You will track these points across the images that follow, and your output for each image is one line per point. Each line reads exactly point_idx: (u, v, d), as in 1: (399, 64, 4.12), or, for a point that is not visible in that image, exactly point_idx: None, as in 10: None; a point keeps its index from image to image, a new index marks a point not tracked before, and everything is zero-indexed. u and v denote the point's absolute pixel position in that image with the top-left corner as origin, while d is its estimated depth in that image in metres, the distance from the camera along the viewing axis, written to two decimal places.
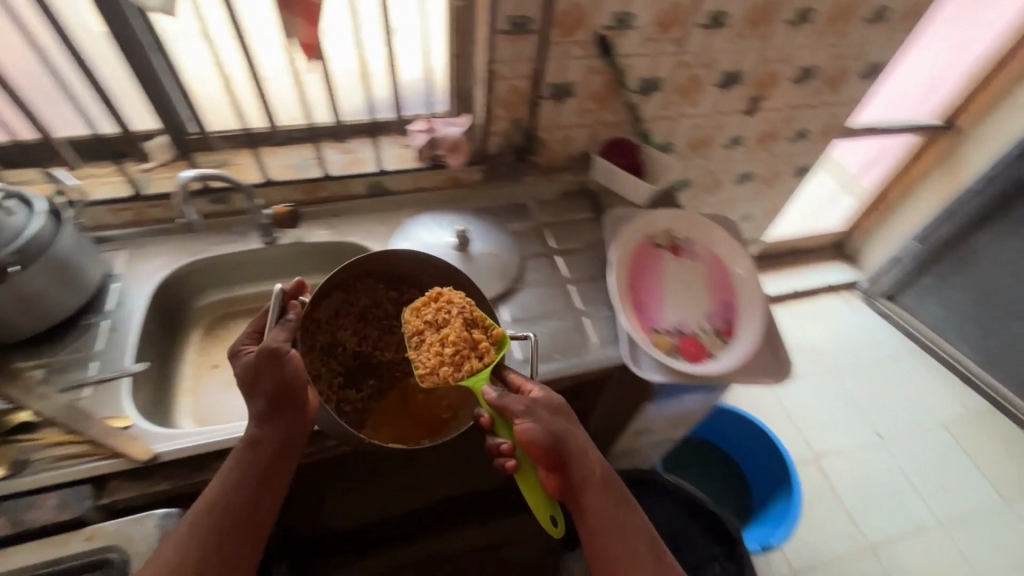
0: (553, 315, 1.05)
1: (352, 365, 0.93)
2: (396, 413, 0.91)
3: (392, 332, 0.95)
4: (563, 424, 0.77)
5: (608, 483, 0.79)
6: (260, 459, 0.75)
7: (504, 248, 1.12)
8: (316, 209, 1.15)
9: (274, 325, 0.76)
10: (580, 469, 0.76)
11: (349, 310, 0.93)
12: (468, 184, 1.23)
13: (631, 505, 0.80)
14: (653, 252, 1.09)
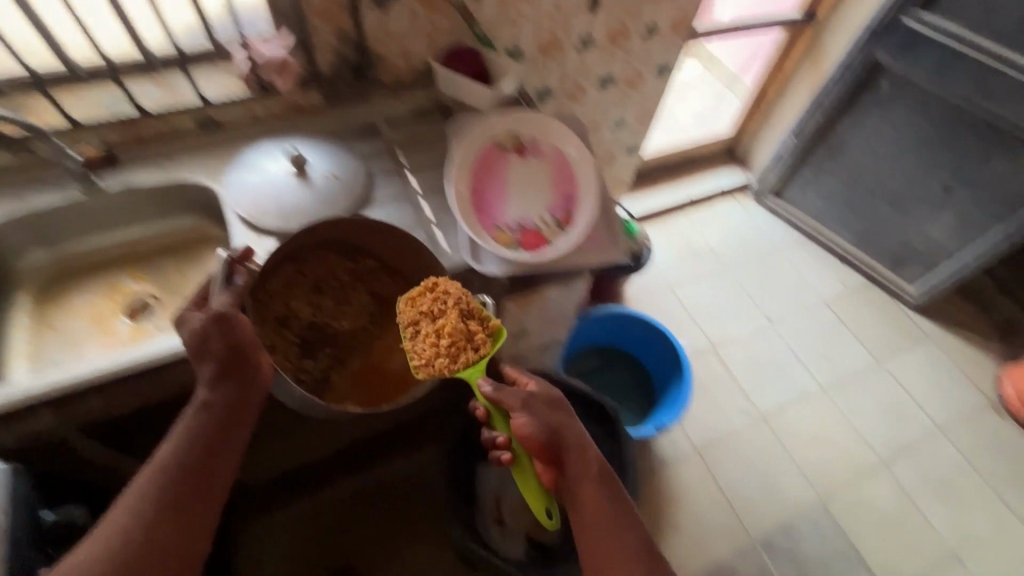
0: (402, 229, 1.05)
1: (308, 334, 1.00)
2: (351, 377, 0.98)
3: (346, 301, 1.03)
4: (563, 416, 0.90)
5: (601, 478, 0.87)
6: (214, 422, 0.79)
7: (347, 168, 1.10)
8: (143, 151, 1.08)
9: (222, 291, 0.84)
10: (576, 467, 0.87)
11: (302, 280, 1.00)
12: (309, 107, 1.19)
13: (627, 510, 0.86)
14: (495, 152, 1.08)
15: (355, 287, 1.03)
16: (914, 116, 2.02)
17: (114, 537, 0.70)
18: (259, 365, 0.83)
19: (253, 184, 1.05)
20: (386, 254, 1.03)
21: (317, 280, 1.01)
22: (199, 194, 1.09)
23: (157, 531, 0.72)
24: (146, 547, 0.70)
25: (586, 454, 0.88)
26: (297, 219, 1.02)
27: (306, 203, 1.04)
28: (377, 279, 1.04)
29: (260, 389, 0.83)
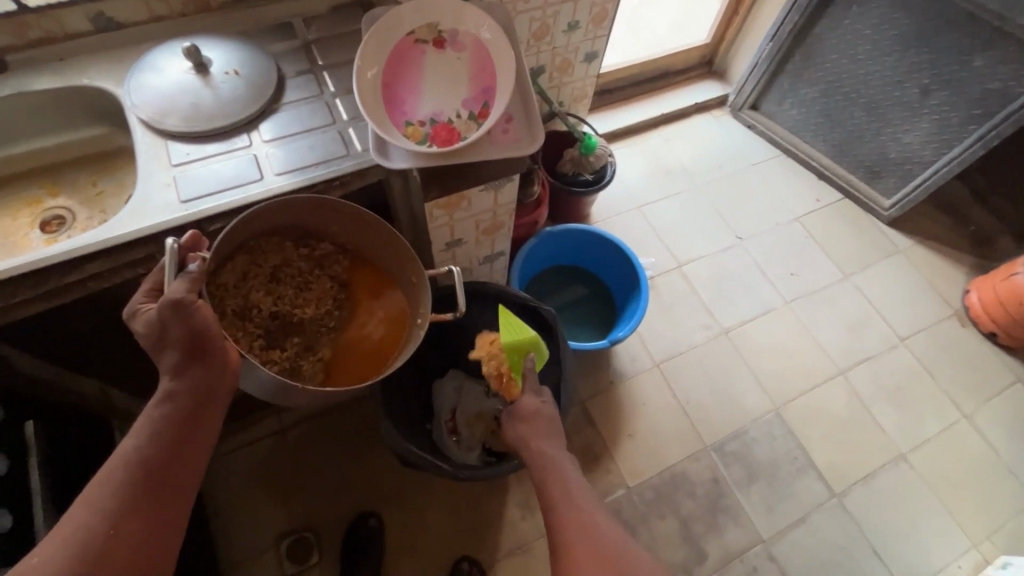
0: (312, 129, 1.01)
1: (272, 325, 0.98)
2: (326, 362, 1.00)
3: (306, 289, 1.03)
4: (537, 421, 1.03)
5: (558, 464, 0.95)
6: (179, 415, 0.77)
7: (256, 67, 1.04)
8: (37, 53, 1.02)
9: (173, 277, 0.75)
10: (541, 458, 0.97)
11: (258, 270, 0.98)
12: (217, 5, 1.11)
13: (574, 487, 0.90)
14: (409, 42, 1.01)
15: (313, 272, 1.04)
16: (893, 11, 1.89)
17: (76, 535, 0.68)
18: (224, 354, 0.80)
19: (154, 84, 1.00)
20: (342, 236, 1.06)
21: (272, 270, 1.00)
22: (103, 99, 1.04)
23: (120, 529, 0.70)
24: (109, 547, 0.68)
25: (550, 444, 0.99)
26: (202, 120, 0.97)
27: (211, 103, 0.99)
28: (335, 263, 1.06)
29: (227, 377, 0.81)
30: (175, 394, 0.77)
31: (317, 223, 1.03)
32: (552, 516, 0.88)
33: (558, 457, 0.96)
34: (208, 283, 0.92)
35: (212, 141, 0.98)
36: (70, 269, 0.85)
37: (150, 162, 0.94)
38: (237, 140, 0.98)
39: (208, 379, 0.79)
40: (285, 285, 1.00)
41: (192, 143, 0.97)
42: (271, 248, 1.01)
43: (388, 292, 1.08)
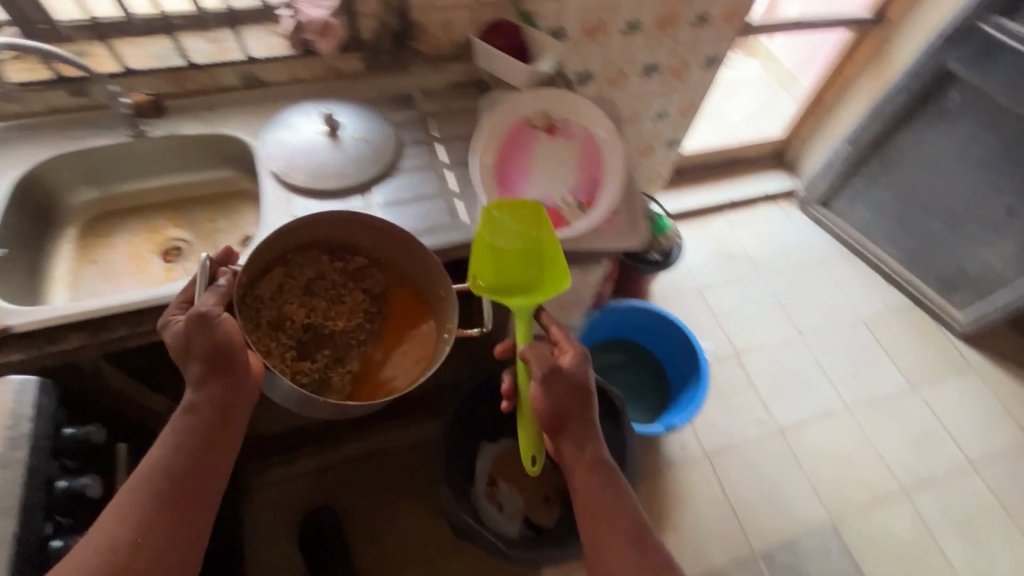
0: (423, 197, 1.06)
1: (303, 337, 0.94)
2: (352, 378, 0.94)
3: (342, 302, 0.98)
4: (579, 405, 0.85)
5: (585, 433, 0.84)
6: (196, 428, 0.76)
7: (379, 135, 1.12)
8: (189, 100, 1.12)
9: (203, 291, 0.80)
10: (573, 435, 0.84)
11: (294, 281, 0.94)
12: (348, 74, 1.21)
13: (612, 483, 0.82)
14: (527, 130, 1.10)
15: (348, 286, 0.99)
16: (981, 132, 1.90)
17: (102, 547, 0.66)
18: (247, 367, 0.80)
19: (288, 140, 1.08)
20: (377, 249, 1.02)
21: (307, 282, 0.97)
22: (236, 148, 1.13)
23: (146, 539, 0.68)
24: (134, 558, 0.67)
25: (588, 425, 0.85)
26: (325, 178, 1.05)
27: (337, 164, 1.06)
28: (371, 277, 1.00)
29: (249, 389, 0.81)
30: (195, 408, 0.77)
31: (351, 235, 0.99)
32: (586, 526, 0.80)
33: (587, 426, 0.85)
34: (245, 294, 0.91)
35: (333, 198, 1.04)
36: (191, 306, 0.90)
37: (276, 212, 1.01)
38: (354, 200, 1.05)
39: (229, 388, 0.79)
40: (319, 297, 0.96)
41: (314, 198, 1.04)
42: (310, 262, 0.98)
43: (428, 309, 1.00)
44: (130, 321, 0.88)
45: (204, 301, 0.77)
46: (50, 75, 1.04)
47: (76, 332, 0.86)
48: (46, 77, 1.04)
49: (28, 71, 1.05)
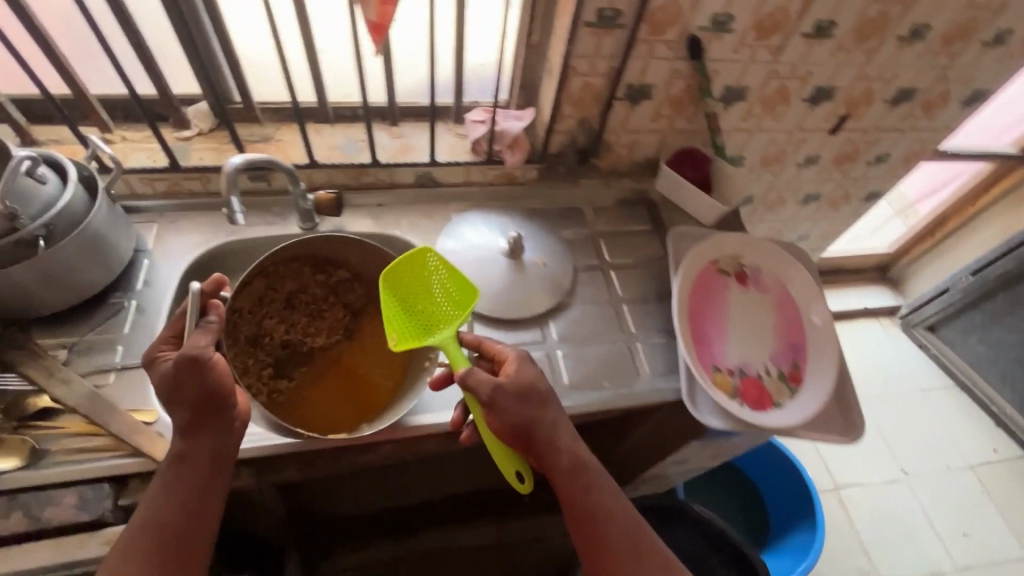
0: (602, 338, 0.98)
1: (280, 353, 0.92)
2: (309, 395, 0.90)
3: (317, 317, 0.96)
4: (536, 413, 0.75)
5: (585, 481, 0.76)
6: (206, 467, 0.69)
7: (557, 258, 1.05)
8: (363, 195, 1.07)
9: (193, 328, 0.71)
10: (575, 478, 0.76)
11: (275, 300, 0.93)
12: (521, 181, 1.14)
13: (604, 505, 0.76)
14: (718, 276, 1.01)
15: (328, 301, 0.97)
16: None
17: None
18: (238, 408, 0.73)
19: (466, 255, 1.01)
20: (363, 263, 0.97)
21: (287, 297, 0.94)
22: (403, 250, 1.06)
23: None
24: None
25: (559, 433, 0.77)
26: (503, 305, 0.97)
27: (515, 290, 0.98)
28: (343, 290, 0.98)
29: (239, 431, 0.74)
30: (199, 451, 0.69)
31: (336, 249, 0.95)
32: (607, 558, 0.74)
33: (567, 455, 0.76)
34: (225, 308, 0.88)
35: (509, 330, 0.97)
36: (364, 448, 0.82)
37: None
38: (531, 334, 0.97)
39: (221, 436, 0.71)
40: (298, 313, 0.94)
41: (490, 327, 0.96)
42: (307, 276, 0.96)
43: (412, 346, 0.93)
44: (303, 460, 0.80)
45: (194, 343, 0.69)
46: (233, 162, 0.99)
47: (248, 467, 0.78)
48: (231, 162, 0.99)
49: (213, 151, 1.00)
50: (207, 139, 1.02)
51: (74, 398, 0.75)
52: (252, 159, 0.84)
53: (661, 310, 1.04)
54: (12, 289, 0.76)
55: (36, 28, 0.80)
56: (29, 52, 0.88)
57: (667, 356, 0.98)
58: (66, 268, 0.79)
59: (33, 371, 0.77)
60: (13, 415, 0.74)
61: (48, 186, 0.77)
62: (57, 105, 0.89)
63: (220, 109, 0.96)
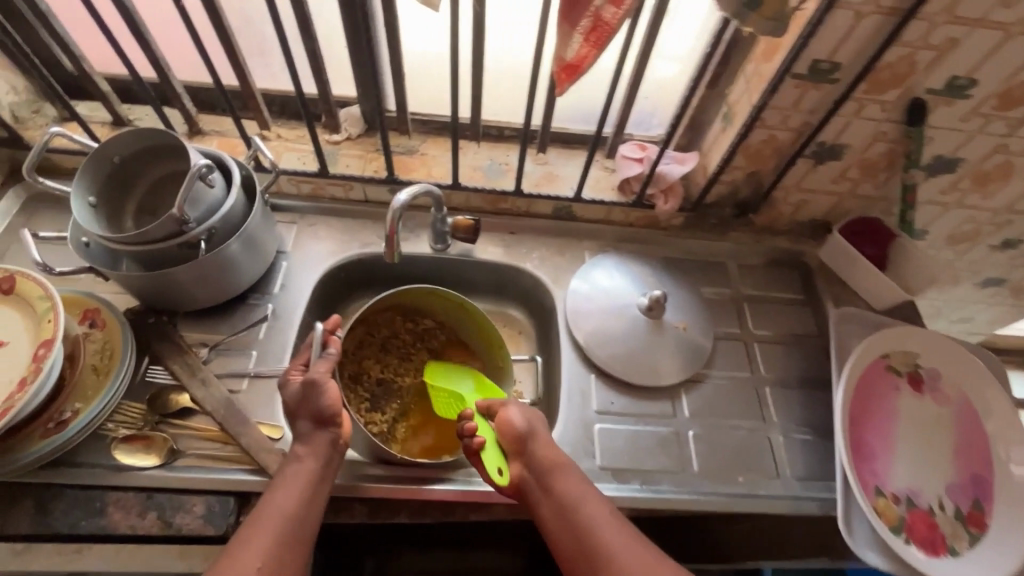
0: (737, 423, 0.88)
1: (378, 391, 0.90)
2: (415, 434, 0.87)
3: (409, 361, 0.94)
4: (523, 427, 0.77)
5: (560, 476, 0.73)
6: (301, 485, 0.67)
7: (697, 322, 0.95)
8: (498, 222, 1.02)
9: (316, 359, 0.74)
10: (552, 475, 0.73)
11: (373, 342, 0.93)
12: (664, 226, 1.05)
13: (580, 501, 0.71)
14: (889, 378, 0.87)
15: (417, 346, 0.95)
16: None
17: None
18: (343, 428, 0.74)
19: (599, 305, 0.94)
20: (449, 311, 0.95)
21: (381, 341, 0.94)
22: (529, 285, 1.01)
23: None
24: None
25: (534, 435, 0.77)
26: (634, 369, 0.89)
27: (649, 355, 0.90)
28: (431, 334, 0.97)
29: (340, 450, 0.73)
30: (299, 462, 0.69)
31: (422, 298, 0.94)
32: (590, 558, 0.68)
33: (539, 450, 0.75)
34: None
35: (636, 397, 0.88)
36: (476, 508, 0.77)
37: (575, 401, 0.87)
38: (660, 406, 0.88)
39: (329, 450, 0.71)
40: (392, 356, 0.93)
41: (616, 390, 0.89)
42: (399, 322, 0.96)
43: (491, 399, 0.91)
44: (417, 508, 0.76)
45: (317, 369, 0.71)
46: (377, 173, 0.97)
47: (363, 505, 0.74)
48: (375, 174, 0.97)
49: (359, 159, 0.99)
50: (355, 144, 1.00)
51: (211, 403, 0.76)
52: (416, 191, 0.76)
53: (808, 401, 0.92)
54: (170, 285, 0.78)
55: (223, 27, 0.81)
56: (209, 43, 0.89)
57: (810, 459, 0.86)
58: (218, 272, 0.81)
59: (177, 368, 0.78)
60: (157, 409, 0.76)
61: (215, 191, 0.77)
62: (226, 93, 0.90)
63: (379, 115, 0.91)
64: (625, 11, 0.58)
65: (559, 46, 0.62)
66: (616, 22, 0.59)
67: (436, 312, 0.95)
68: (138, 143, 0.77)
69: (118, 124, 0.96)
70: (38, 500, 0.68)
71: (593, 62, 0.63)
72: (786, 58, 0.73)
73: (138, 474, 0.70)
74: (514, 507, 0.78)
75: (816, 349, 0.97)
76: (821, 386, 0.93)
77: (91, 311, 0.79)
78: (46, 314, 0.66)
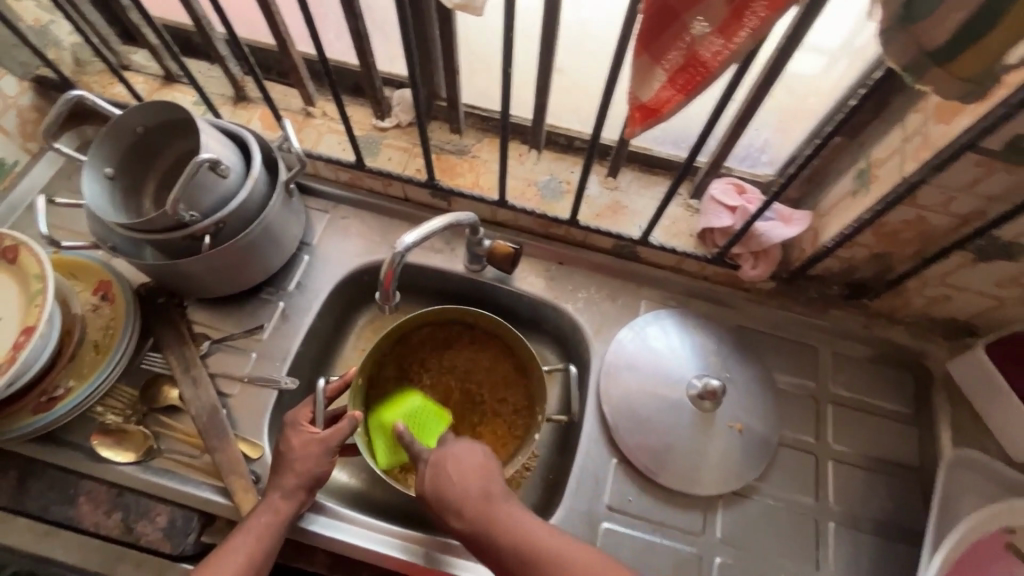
0: (780, 560, 0.72)
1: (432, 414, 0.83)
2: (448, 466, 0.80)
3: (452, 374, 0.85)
4: (447, 457, 0.63)
5: (463, 501, 0.60)
6: (263, 542, 0.62)
7: (760, 422, 0.77)
8: (545, 247, 0.87)
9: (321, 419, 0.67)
10: (459, 492, 0.60)
11: (415, 355, 0.85)
12: (747, 287, 0.85)
13: (497, 515, 0.59)
14: (1003, 560, 0.66)
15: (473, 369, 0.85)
16: None
17: None
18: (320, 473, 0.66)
19: (640, 379, 0.78)
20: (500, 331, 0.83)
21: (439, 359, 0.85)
22: (567, 328, 0.87)
23: None
24: None
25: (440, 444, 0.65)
26: (668, 465, 0.74)
27: (689, 452, 0.74)
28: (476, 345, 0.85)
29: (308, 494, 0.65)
30: (264, 520, 0.63)
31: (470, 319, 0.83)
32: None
33: (441, 459, 0.63)
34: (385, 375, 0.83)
35: (659, 498, 0.74)
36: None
37: (585, 488, 0.74)
38: (686, 514, 0.73)
39: (296, 491, 0.64)
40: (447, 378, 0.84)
41: (638, 482, 0.75)
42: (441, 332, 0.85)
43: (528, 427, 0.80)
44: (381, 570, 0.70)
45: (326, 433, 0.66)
46: (417, 174, 0.86)
47: (325, 554, 0.70)
48: (416, 174, 0.85)
49: (402, 152, 0.87)
50: (402, 133, 0.89)
51: (196, 407, 0.72)
52: (438, 226, 0.65)
53: (882, 553, 0.72)
54: (176, 274, 0.73)
55: None
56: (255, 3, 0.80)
57: None
58: (229, 267, 0.75)
59: (173, 359, 0.75)
60: (146, 400, 0.73)
61: (228, 182, 0.69)
62: (244, 51, 0.76)
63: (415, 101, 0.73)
64: (734, 51, 0.40)
65: (634, 81, 0.45)
66: (718, 64, 0.41)
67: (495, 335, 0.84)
68: (161, 115, 0.70)
69: (168, 79, 0.90)
70: (21, 473, 0.68)
71: (677, 109, 0.46)
72: (973, 127, 0.50)
73: (113, 469, 0.68)
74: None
75: (911, 488, 0.76)
76: (905, 538, 0.73)
77: (104, 283, 0.76)
78: (37, 297, 0.63)
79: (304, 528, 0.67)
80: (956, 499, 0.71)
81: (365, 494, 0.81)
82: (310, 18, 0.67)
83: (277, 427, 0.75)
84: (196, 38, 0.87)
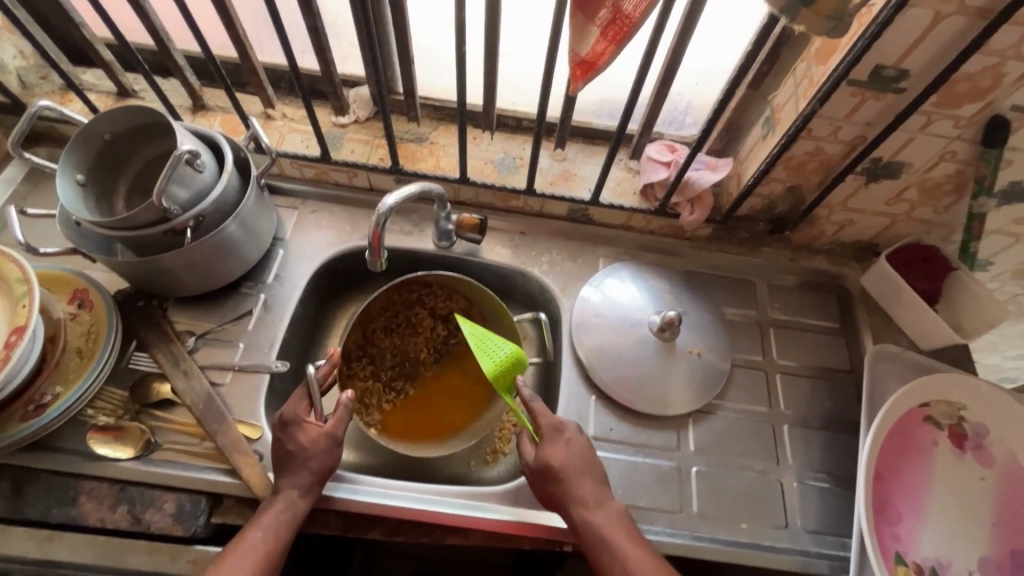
0: (747, 462, 0.81)
1: (393, 373, 0.90)
2: (420, 419, 0.87)
3: (420, 333, 0.92)
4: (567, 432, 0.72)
5: (569, 474, 0.69)
6: (283, 518, 0.65)
7: (715, 347, 0.86)
8: (508, 220, 0.95)
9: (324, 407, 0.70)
10: (573, 485, 0.68)
11: (375, 322, 0.90)
12: (690, 235, 0.96)
13: (598, 506, 0.68)
14: (927, 430, 0.78)
15: (425, 325, 0.92)
16: None
17: None
18: (327, 442, 0.69)
19: (610, 325, 0.86)
20: (457, 287, 0.88)
21: (394, 322, 0.91)
22: (537, 291, 0.94)
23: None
24: None
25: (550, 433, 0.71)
26: (643, 398, 0.82)
27: (658, 382, 0.82)
28: (440, 301, 0.91)
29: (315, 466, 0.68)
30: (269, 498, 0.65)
31: (423, 287, 0.89)
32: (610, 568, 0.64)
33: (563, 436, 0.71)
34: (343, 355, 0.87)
35: (637, 425, 0.82)
36: (453, 530, 0.73)
37: None
38: (663, 437, 0.82)
39: (304, 463, 0.67)
40: (401, 336, 0.91)
41: (618, 416, 0.83)
42: (402, 295, 0.89)
43: None
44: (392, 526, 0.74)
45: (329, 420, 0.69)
46: (381, 162, 0.91)
47: (336, 518, 0.73)
48: (380, 162, 0.91)
49: (365, 144, 0.93)
50: (362, 127, 0.95)
51: (191, 397, 0.74)
52: (413, 190, 0.74)
53: (829, 444, 0.83)
54: (158, 273, 0.74)
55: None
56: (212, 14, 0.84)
57: (824, 509, 0.79)
58: (207, 263, 0.77)
59: (162, 356, 0.76)
60: (138, 398, 0.74)
61: (203, 176, 0.72)
62: (218, 68, 0.80)
63: (378, 92, 0.80)
64: (649, 2, 0.50)
65: (574, 39, 0.55)
66: (637, 14, 0.51)
67: (447, 294, 0.90)
68: (128, 120, 0.73)
69: (123, 95, 0.92)
70: (15, 482, 0.69)
71: (610, 60, 0.55)
72: (843, 62, 0.63)
73: (112, 464, 0.69)
74: (497, 537, 0.74)
75: (845, 387, 0.88)
76: (845, 428, 0.85)
77: (80, 292, 0.77)
78: (22, 300, 0.64)
79: (324, 493, 0.71)
80: (881, 386, 0.82)
81: (367, 466, 0.85)
82: (274, 22, 0.73)
83: (272, 409, 0.78)
84: (153, 55, 0.90)
